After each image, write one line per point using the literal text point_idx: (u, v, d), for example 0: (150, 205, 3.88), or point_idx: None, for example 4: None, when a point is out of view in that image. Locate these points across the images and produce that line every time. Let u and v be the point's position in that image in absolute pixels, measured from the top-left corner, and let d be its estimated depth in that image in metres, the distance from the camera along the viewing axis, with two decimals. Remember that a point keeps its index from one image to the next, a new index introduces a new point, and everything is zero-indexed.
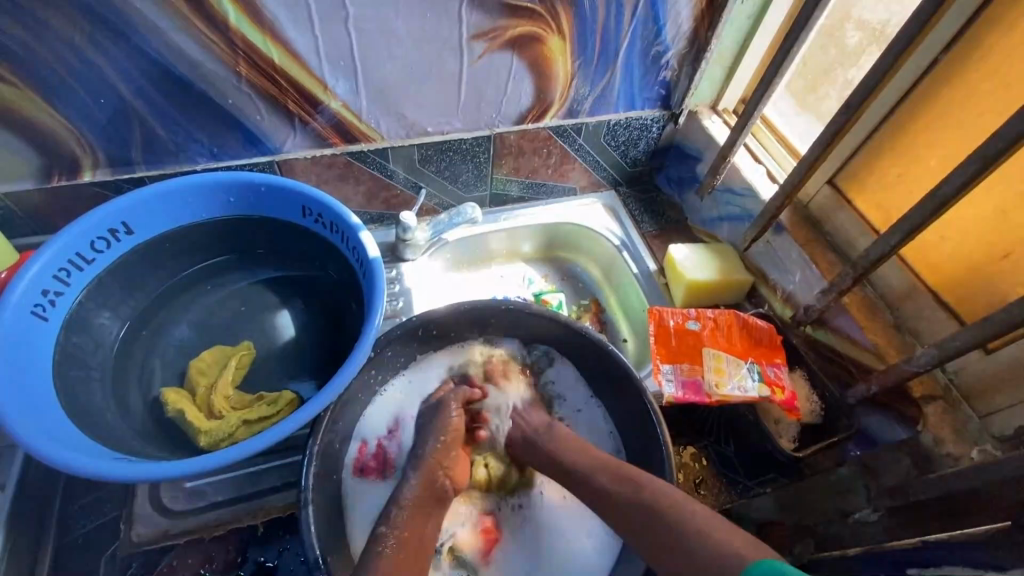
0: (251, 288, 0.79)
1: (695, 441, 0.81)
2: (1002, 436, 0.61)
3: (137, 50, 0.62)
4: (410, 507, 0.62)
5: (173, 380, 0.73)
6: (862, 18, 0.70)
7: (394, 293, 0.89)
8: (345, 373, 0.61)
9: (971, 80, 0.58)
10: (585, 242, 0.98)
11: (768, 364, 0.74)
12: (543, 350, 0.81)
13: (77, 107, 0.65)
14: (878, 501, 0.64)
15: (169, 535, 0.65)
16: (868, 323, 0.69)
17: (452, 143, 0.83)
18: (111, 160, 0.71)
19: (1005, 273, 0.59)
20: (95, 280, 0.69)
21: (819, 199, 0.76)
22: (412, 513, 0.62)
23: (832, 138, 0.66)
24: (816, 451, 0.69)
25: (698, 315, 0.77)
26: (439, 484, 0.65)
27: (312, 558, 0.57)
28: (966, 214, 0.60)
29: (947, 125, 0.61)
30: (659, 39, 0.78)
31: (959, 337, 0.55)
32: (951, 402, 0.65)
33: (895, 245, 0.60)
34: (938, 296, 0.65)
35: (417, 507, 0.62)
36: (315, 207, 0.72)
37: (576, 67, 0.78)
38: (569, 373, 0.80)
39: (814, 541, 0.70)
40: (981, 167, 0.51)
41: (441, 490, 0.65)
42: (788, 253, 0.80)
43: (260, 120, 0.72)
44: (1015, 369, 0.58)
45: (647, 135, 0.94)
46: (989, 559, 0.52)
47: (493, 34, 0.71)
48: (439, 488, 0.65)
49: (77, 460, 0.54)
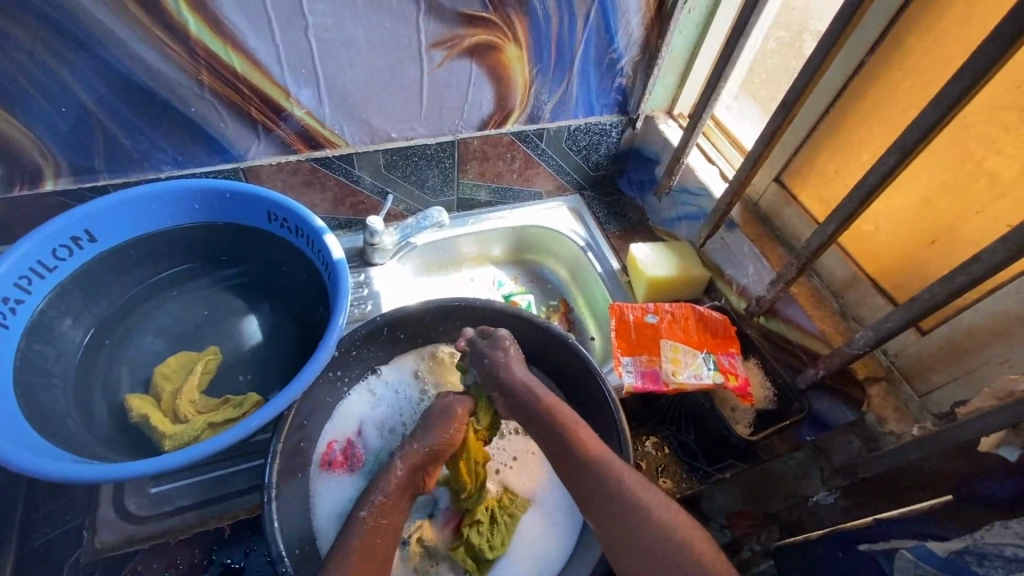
0: (217, 294, 0.80)
1: (656, 431, 0.84)
2: (941, 413, 0.64)
3: (99, 60, 0.63)
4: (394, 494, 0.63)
5: (139, 387, 0.72)
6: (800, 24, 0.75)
7: (363, 297, 0.90)
8: (310, 369, 0.62)
9: (894, 80, 0.62)
10: (552, 244, 1.01)
11: (722, 353, 0.76)
12: None
13: (38, 116, 0.66)
14: (832, 482, 0.68)
15: (134, 540, 0.65)
16: (815, 311, 0.73)
17: (416, 148, 0.86)
18: (74, 168, 0.72)
19: (933, 258, 0.62)
20: (57, 288, 0.69)
21: (768, 195, 0.80)
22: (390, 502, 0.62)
23: (772, 135, 0.70)
24: (769, 434, 0.71)
25: (656, 309, 0.81)
26: (417, 480, 0.66)
27: (276, 554, 0.58)
28: (896, 204, 0.65)
29: (875, 121, 0.65)
30: (612, 47, 0.82)
31: (893, 318, 0.59)
32: (893, 382, 0.68)
33: (832, 233, 0.64)
34: (877, 283, 0.69)
35: (397, 495, 0.63)
36: (280, 212, 0.74)
37: (534, 74, 0.82)
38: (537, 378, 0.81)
39: (779, 527, 0.74)
40: (899, 159, 0.55)
41: (415, 484, 0.65)
42: (740, 248, 0.83)
43: (224, 127, 0.74)
44: (947, 348, 0.62)
45: (607, 140, 0.97)
46: (932, 530, 0.55)
47: (451, 43, 0.74)
48: (416, 481, 0.65)
49: (39, 463, 0.55)
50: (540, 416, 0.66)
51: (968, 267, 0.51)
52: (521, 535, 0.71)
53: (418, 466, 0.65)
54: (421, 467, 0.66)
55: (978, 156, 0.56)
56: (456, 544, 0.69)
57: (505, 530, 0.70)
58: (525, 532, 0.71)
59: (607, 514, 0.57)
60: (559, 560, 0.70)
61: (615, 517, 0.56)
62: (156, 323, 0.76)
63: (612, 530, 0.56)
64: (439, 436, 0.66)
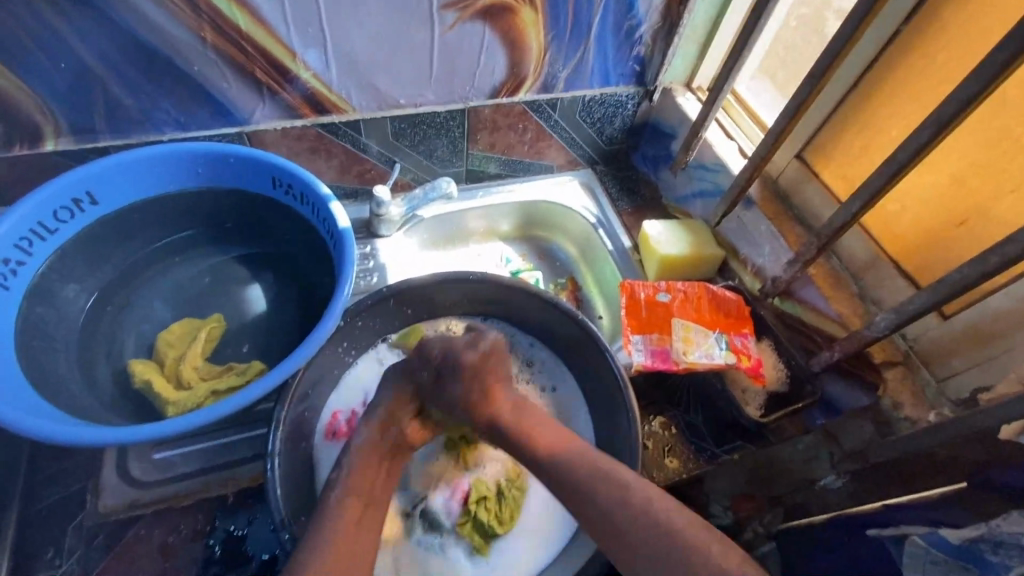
0: (219, 262, 0.78)
1: (664, 411, 0.80)
2: (959, 399, 0.63)
3: (98, 13, 0.61)
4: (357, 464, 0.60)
5: (142, 352, 0.72)
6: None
7: (369, 269, 0.89)
8: (314, 339, 0.61)
9: (932, 52, 0.59)
10: (562, 220, 0.99)
11: (735, 334, 0.75)
12: (529, 341, 0.81)
13: (36, 72, 0.63)
14: (841, 466, 0.70)
15: (136, 505, 0.65)
16: (833, 293, 0.71)
17: (425, 116, 0.83)
18: (75, 128, 0.70)
19: (961, 239, 0.60)
20: (58, 251, 0.68)
21: (788, 173, 0.78)
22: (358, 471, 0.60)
23: (798, 109, 0.67)
24: (780, 416, 0.70)
25: (669, 288, 0.79)
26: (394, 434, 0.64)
27: (279, 520, 0.58)
28: (924, 182, 0.62)
29: (908, 94, 0.62)
30: (632, 14, 0.78)
31: (917, 299, 0.57)
32: (911, 367, 0.66)
33: (856, 212, 0.61)
34: (899, 265, 0.66)
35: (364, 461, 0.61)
36: (285, 178, 0.72)
37: (549, 40, 0.78)
38: (547, 355, 0.80)
39: (783, 510, 0.76)
40: (933, 133, 0.52)
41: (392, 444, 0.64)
42: (757, 227, 0.81)
43: (228, 88, 0.71)
44: (970, 333, 0.60)
45: (622, 112, 0.94)
46: (945, 518, 0.55)
47: (464, 3, 0.71)
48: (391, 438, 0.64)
49: (42, 425, 0.54)
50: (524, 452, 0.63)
51: (1004, 247, 0.49)
52: (527, 509, 0.71)
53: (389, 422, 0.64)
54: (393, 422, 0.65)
55: (1016, 132, 0.53)
56: (464, 519, 0.69)
57: (513, 504, 0.70)
58: (532, 507, 0.71)
59: (607, 524, 0.55)
60: (564, 537, 0.69)
61: (624, 535, 0.54)
62: (159, 289, 0.75)
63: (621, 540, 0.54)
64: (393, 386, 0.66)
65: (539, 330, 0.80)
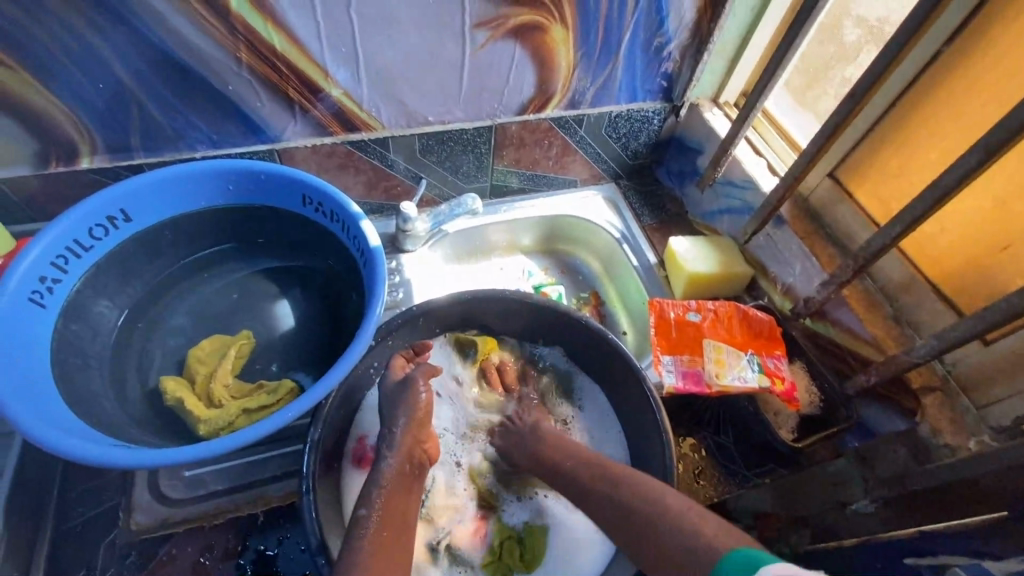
0: (248, 279, 0.79)
1: (694, 432, 0.82)
2: (1000, 427, 0.62)
3: (136, 33, 0.61)
4: (391, 489, 0.60)
5: (173, 369, 0.72)
6: (862, 16, 0.70)
7: (394, 285, 0.89)
8: (346, 360, 0.61)
9: (975, 73, 0.58)
10: (586, 235, 0.98)
11: (767, 356, 0.74)
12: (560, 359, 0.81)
13: (74, 92, 0.64)
14: (874, 492, 0.65)
15: (167, 524, 0.65)
16: (868, 315, 0.70)
17: (452, 132, 0.83)
18: (110, 146, 0.71)
19: (1005, 264, 0.59)
20: (93, 267, 0.69)
21: (820, 191, 0.77)
22: (393, 495, 0.60)
23: (834, 129, 0.66)
24: (814, 442, 0.69)
25: (699, 307, 0.78)
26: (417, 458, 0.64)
27: (314, 544, 0.58)
28: (965, 205, 0.61)
29: (949, 116, 0.61)
30: (662, 31, 0.78)
31: (960, 326, 0.56)
32: (949, 393, 0.65)
33: (896, 236, 0.60)
34: (937, 288, 0.65)
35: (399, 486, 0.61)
36: (315, 195, 0.72)
37: (578, 57, 0.78)
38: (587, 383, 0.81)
39: (810, 533, 0.72)
40: (981, 159, 0.52)
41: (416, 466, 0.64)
42: (788, 246, 0.80)
43: (260, 107, 0.72)
44: (1012, 360, 0.59)
45: (647, 128, 0.94)
46: (979, 546, 0.53)
47: (496, 22, 0.71)
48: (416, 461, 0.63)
49: (80, 448, 0.54)
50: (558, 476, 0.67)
51: None
52: (554, 544, 0.71)
53: (412, 450, 0.64)
54: (415, 450, 0.64)
55: None
56: (489, 559, 0.69)
57: (538, 541, 0.70)
58: (559, 540, 0.71)
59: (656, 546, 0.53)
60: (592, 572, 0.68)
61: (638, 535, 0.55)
62: (189, 305, 0.76)
63: (638, 539, 0.55)
64: (412, 408, 0.66)
65: (569, 347, 0.79)
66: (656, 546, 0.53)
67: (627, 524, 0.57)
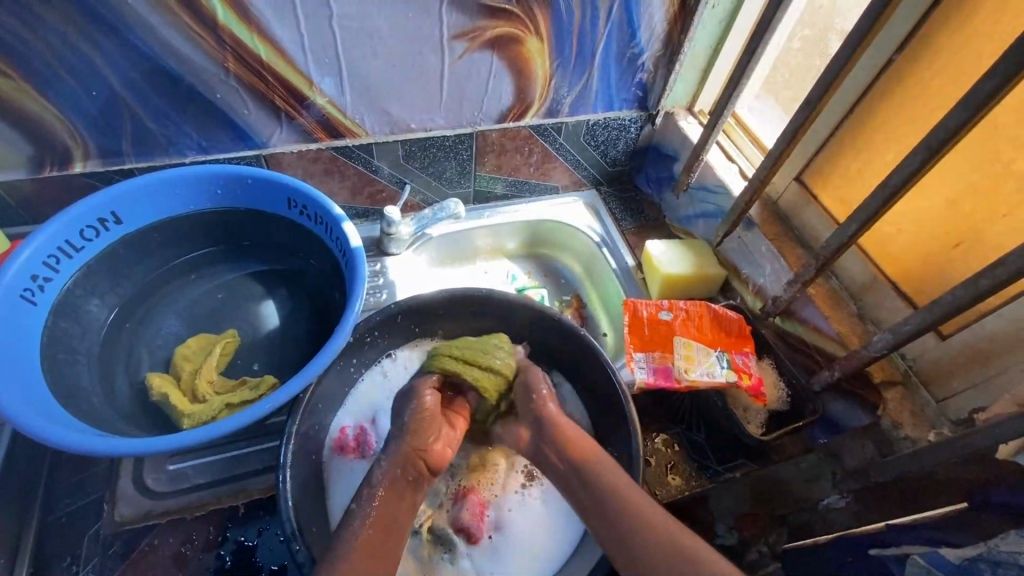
0: (235, 280, 0.81)
1: (666, 428, 0.81)
2: (958, 419, 0.63)
3: (129, 44, 0.65)
4: (379, 485, 0.62)
5: (160, 366, 0.74)
6: (842, 27, 0.72)
7: (378, 286, 0.91)
8: (325, 354, 0.63)
9: (924, 80, 0.61)
10: (566, 239, 1.01)
11: (736, 353, 0.77)
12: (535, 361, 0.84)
13: (69, 99, 0.67)
14: (844, 486, 0.68)
15: (150, 515, 0.67)
16: (832, 313, 0.72)
17: (435, 139, 0.86)
18: (103, 152, 0.74)
19: (957, 261, 0.62)
20: (83, 268, 0.71)
21: (788, 194, 0.80)
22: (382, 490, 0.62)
23: (795, 134, 0.69)
24: (781, 435, 0.70)
25: (671, 306, 0.80)
26: (412, 467, 0.64)
27: (290, 531, 0.59)
28: (919, 205, 0.64)
29: (903, 120, 0.64)
30: (634, 42, 0.81)
31: (913, 320, 0.58)
32: (910, 387, 0.67)
33: (852, 234, 0.63)
34: (897, 286, 0.68)
35: (387, 485, 0.62)
36: (300, 200, 0.75)
37: (554, 68, 0.81)
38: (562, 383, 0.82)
39: (788, 530, 0.72)
40: (925, 160, 0.54)
41: (414, 477, 0.64)
42: (758, 247, 0.82)
43: (248, 114, 0.75)
44: (967, 354, 0.61)
45: (626, 136, 0.97)
46: (938, 534, 0.54)
47: (473, 34, 0.74)
48: (408, 471, 0.64)
49: (66, 438, 0.56)
50: (569, 458, 0.67)
51: (993, 270, 0.50)
52: (531, 518, 0.73)
53: (410, 458, 0.64)
54: (411, 457, 0.65)
55: (1005, 156, 0.55)
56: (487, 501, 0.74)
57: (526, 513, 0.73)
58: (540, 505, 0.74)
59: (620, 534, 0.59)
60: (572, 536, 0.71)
61: (619, 540, 0.59)
62: (177, 305, 0.78)
63: (607, 531, 0.61)
64: (411, 412, 0.67)
65: (552, 352, 0.81)
66: (638, 555, 0.57)
67: (601, 515, 0.62)
